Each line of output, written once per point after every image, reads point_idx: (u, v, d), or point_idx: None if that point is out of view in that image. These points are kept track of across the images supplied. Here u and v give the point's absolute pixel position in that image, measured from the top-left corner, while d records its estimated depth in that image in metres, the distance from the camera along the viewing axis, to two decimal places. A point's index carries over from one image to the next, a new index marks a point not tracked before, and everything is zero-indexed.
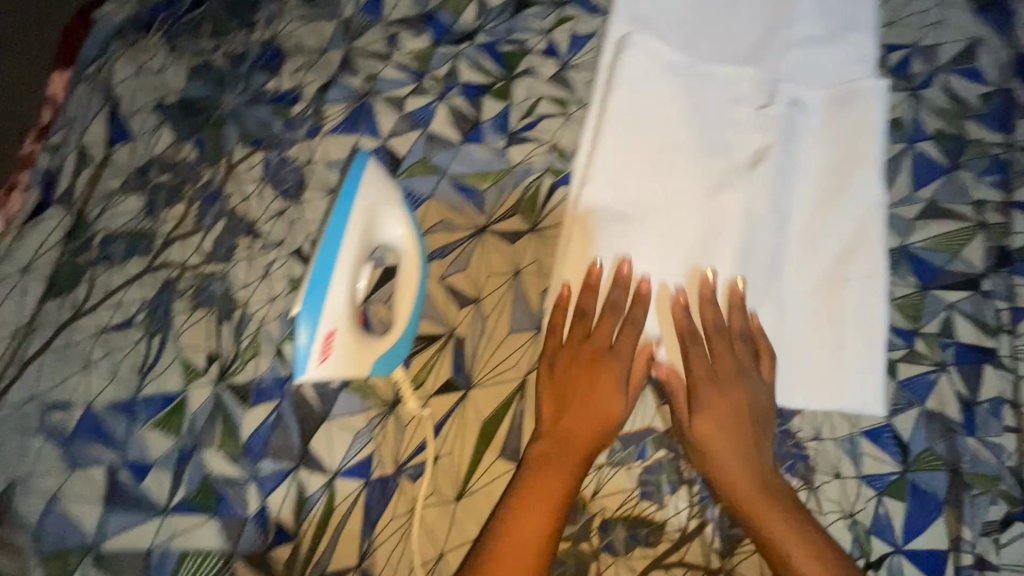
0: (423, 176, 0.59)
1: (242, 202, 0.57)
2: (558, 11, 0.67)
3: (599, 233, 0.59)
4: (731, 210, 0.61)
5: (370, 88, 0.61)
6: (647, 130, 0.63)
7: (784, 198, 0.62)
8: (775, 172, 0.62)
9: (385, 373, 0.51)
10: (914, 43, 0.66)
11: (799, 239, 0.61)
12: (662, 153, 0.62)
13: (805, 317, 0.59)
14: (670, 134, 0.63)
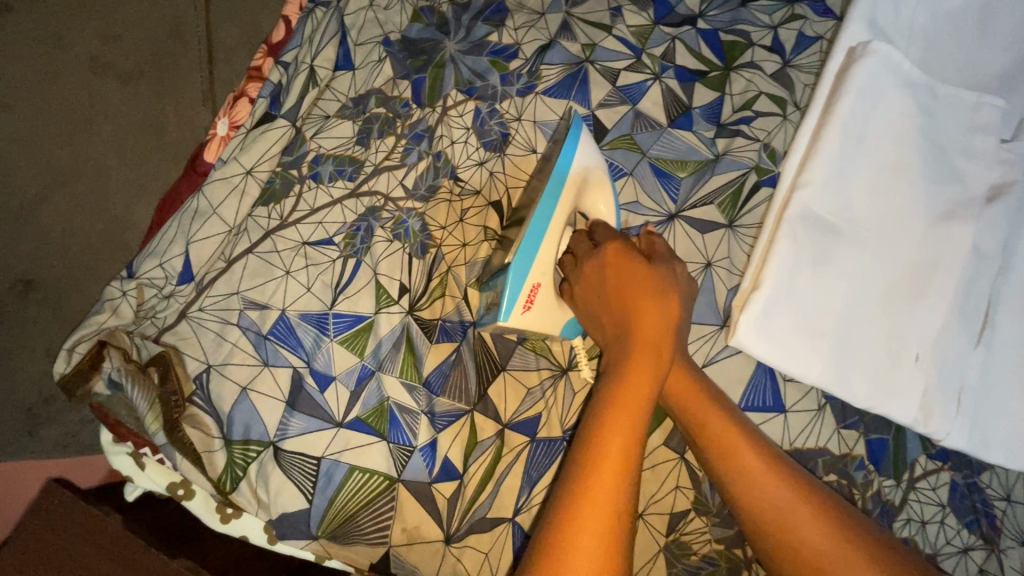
0: (627, 152, 0.58)
1: (449, 146, 0.58)
2: (789, 7, 0.61)
3: (792, 247, 0.52)
4: (956, 248, 0.52)
5: (587, 56, 0.60)
6: (870, 146, 0.55)
7: (1012, 244, 0.53)
8: (1009, 216, 0.53)
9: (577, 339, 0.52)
10: None
11: (1022, 293, 0.52)
12: (888, 173, 0.54)
13: (1016, 382, 0.51)
14: (899, 152, 0.54)
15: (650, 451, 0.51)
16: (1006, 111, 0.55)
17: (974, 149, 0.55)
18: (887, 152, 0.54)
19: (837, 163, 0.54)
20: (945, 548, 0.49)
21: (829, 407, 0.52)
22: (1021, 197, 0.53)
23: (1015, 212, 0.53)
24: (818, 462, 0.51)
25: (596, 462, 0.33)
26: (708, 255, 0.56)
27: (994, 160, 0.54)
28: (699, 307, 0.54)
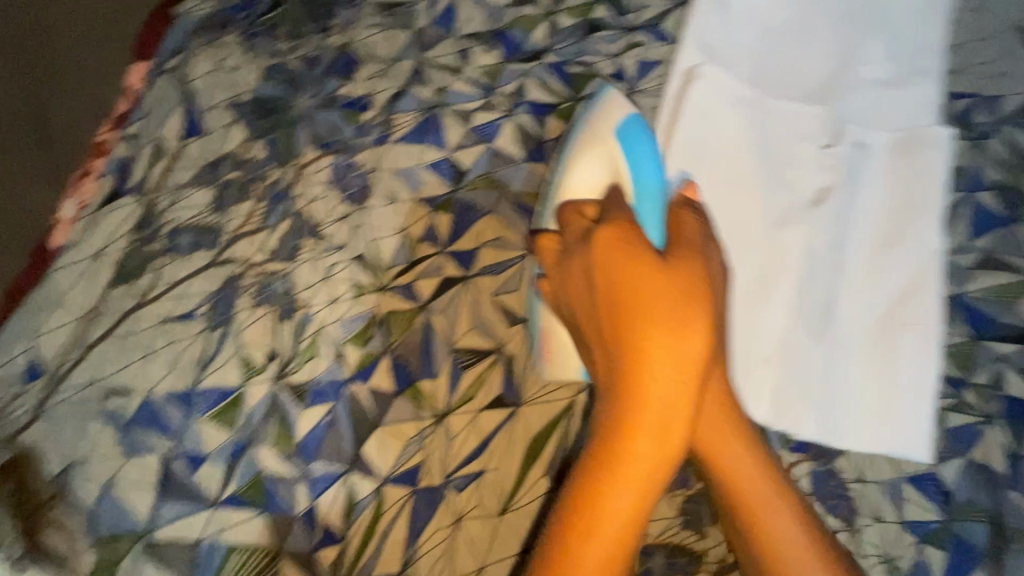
0: (486, 191, 0.60)
1: (309, 204, 0.58)
2: (628, 36, 0.65)
3: None
4: (789, 252, 0.57)
5: (439, 101, 0.61)
6: (708, 162, 0.59)
7: (842, 239, 0.57)
8: (836, 216, 0.58)
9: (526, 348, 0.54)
10: (975, 93, 0.62)
11: (856, 283, 0.56)
12: (725, 187, 0.58)
13: (856, 366, 0.55)
14: (733, 165, 0.59)
15: (530, 485, 0.52)
16: (824, 118, 0.60)
17: (800, 155, 0.59)
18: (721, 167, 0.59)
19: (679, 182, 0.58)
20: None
21: None
22: (844, 196, 0.58)
23: (843, 211, 0.58)
24: None
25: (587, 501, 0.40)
26: None
27: (818, 164, 0.59)
28: None
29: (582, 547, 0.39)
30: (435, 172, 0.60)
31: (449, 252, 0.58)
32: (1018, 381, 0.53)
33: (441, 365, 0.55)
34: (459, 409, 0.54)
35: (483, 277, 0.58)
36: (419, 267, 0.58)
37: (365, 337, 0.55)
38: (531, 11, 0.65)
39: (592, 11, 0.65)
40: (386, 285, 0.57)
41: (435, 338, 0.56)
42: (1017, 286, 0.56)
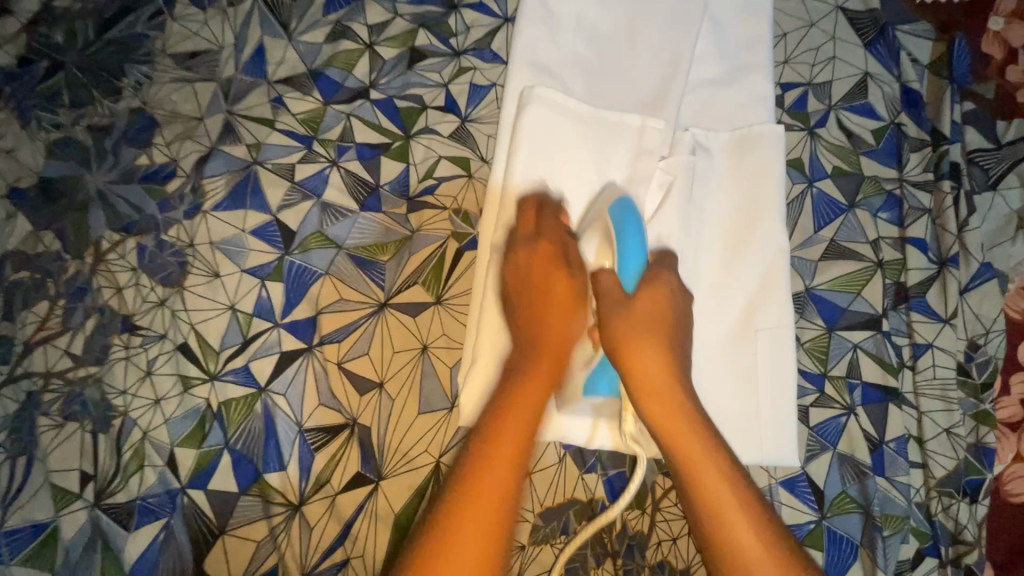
0: (321, 250, 0.55)
1: (115, 295, 0.52)
2: (456, 60, 0.61)
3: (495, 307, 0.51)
4: None
5: (254, 157, 0.56)
6: (551, 190, 0.55)
7: (690, 249, 0.56)
8: (681, 225, 0.56)
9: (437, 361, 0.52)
10: (808, 82, 0.63)
11: (709, 293, 0.56)
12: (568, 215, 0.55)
13: (719, 379, 0.54)
14: (574, 191, 0.56)
15: None
16: (664, 128, 0.58)
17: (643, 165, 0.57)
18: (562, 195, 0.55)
19: (519, 219, 0.53)
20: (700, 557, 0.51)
21: (569, 455, 0.53)
22: (688, 207, 0.57)
23: (687, 219, 0.57)
24: (570, 512, 0.52)
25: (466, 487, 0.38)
26: (424, 337, 0.54)
27: (659, 175, 0.57)
28: (425, 396, 0.53)
29: (453, 515, 0.37)
30: (261, 236, 0.55)
31: (285, 325, 0.53)
32: (871, 366, 0.54)
33: (288, 452, 0.51)
34: (313, 497, 0.50)
35: (326, 346, 0.53)
36: (253, 347, 0.53)
37: (199, 436, 0.50)
38: (350, 46, 0.61)
39: (415, 38, 0.61)
40: (215, 374, 0.52)
41: (280, 422, 0.51)
42: (863, 273, 0.56)
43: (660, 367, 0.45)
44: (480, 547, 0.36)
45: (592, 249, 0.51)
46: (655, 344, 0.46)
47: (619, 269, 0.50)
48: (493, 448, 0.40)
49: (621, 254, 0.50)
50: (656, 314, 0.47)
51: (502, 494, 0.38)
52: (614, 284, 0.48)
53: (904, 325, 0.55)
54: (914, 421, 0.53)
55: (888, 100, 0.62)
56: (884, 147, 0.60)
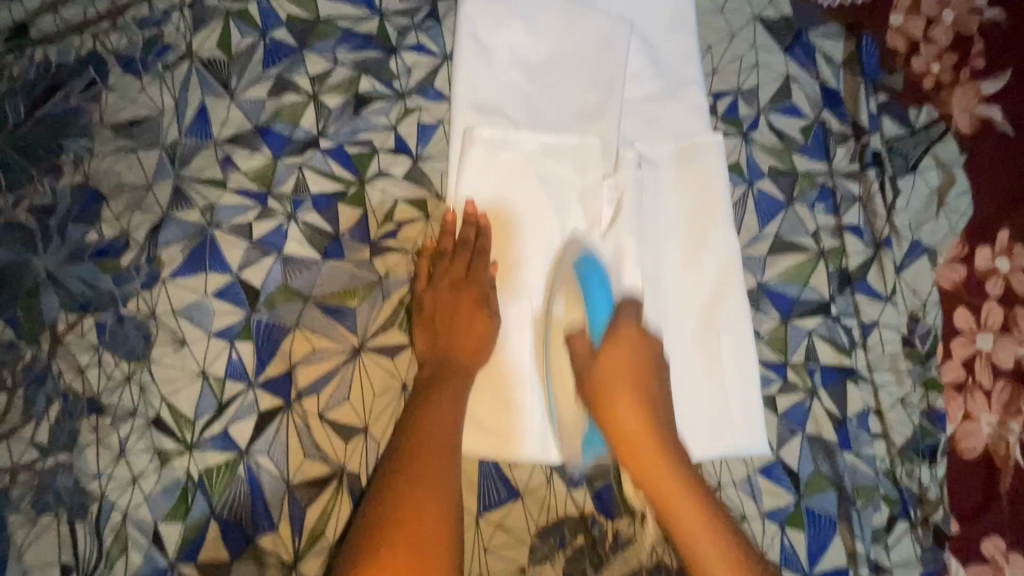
0: (287, 305, 0.55)
1: (78, 377, 0.50)
2: (400, 101, 0.62)
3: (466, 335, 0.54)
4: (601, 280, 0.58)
5: (209, 220, 0.56)
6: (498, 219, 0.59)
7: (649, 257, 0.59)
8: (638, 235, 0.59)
9: (436, 330, 0.55)
10: (737, 89, 0.67)
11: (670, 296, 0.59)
12: (524, 246, 0.58)
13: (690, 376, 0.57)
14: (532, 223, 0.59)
15: None
16: (601, 146, 0.61)
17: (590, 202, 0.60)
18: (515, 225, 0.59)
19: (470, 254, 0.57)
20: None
21: (556, 475, 0.54)
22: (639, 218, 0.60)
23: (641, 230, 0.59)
24: (564, 529, 0.53)
25: (412, 477, 0.45)
26: (402, 375, 0.55)
27: (607, 194, 0.60)
28: None
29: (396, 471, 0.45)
30: (224, 298, 0.55)
31: (260, 384, 0.53)
32: (826, 349, 0.58)
33: (278, 510, 0.50)
34: (308, 552, 0.50)
35: (304, 401, 0.53)
36: (230, 410, 0.52)
37: (184, 508, 0.49)
38: (294, 98, 0.61)
39: (358, 84, 0.62)
40: (194, 443, 0.51)
41: (265, 482, 0.51)
42: (808, 263, 0.60)
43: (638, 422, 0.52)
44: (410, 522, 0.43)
45: (562, 303, 0.57)
46: (660, 449, 0.52)
47: (589, 320, 0.57)
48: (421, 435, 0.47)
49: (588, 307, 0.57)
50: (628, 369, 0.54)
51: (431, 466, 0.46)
52: (585, 344, 0.56)
53: (852, 307, 0.59)
54: (871, 394, 0.57)
55: (811, 99, 0.66)
56: (813, 143, 0.65)
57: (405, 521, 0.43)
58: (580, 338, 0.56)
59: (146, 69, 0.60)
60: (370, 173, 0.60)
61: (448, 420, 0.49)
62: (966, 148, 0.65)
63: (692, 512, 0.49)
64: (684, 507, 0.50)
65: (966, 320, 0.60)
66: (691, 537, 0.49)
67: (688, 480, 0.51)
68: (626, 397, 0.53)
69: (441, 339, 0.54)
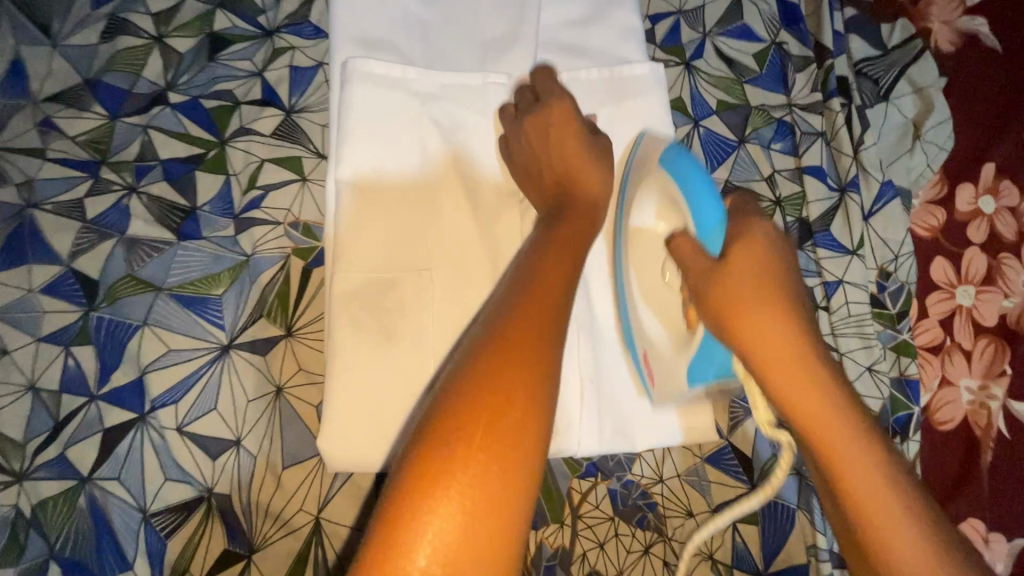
0: (133, 298, 0.45)
1: None
2: (268, 41, 0.51)
3: (369, 299, 0.46)
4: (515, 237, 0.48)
5: (27, 199, 0.45)
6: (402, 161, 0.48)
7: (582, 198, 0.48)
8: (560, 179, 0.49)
9: (361, 284, 0.46)
10: (678, 10, 0.56)
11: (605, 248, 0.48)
12: (439, 206, 0.48)
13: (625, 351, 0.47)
14: (441, 179, 0.48)
15: None
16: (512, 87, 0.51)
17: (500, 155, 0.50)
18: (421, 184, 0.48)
19: (380, 212, 0.47)
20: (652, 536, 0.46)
21: None
22: (602, 143, 0.46)
23: None
24: None
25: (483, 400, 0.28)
26: (280, 378, 0.46)
27: None
28: (290, 444, 0.45)
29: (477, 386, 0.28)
30: (56, 294, 0.45)
31: (104, 396, 0.44)
32: None
33: (132, 545, 0.42)
34: None
35: (160, 413, 0.44)
36: (67, 430, 0.43)
37: (15, 550, 0.40)
38: (132, 43, 0.50)
39: (212, 22, 0.51)
40: (24, 472, 0.42)
41: (114, 509, 0.42)
42: (763, 213, 0.51)
43: (776, 315, 0.37)
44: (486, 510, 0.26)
45: (651, 212, 0.45)
46: (773, 318, 0.38)
47: (692, 215, 0.42)
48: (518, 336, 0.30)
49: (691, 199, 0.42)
50: (761, 269, 0.39)
51: (529, 378, 0.29)
52: (694, 247, 0.41)
53: (814, 263, 0.50)
54: (836, 364, 0.48)
55: (766, 18, 0.55)
56: (768, 71, 0.54)
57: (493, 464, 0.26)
58: (685, 244, 0.42)
59: None
60: (231, 131, 0.49)
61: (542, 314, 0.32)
62: (946, 69, 0.55)
63: (859, 449, 0.34)
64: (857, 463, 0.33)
65: (944, 274, 0.52)
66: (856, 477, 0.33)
67: (872, 445, 0.34)
68: (761, 310, 0.38)
69: (371, 291, 0.46)
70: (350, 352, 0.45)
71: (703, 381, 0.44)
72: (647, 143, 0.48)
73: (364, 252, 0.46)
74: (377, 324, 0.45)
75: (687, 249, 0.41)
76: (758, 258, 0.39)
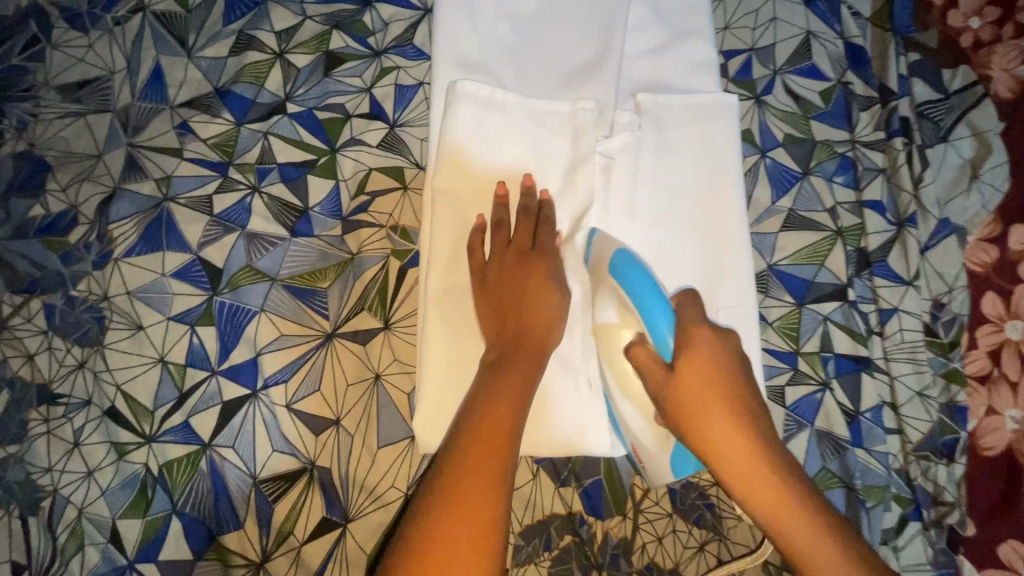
0: (251, 286, 0.51)
1: (26, 364, 0.47)
2: (375, 61, 0.57)
3: (452, 298, 0.50)
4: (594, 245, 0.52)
5: (165, 193, 0.51)
6: (489, 170, 0.53)
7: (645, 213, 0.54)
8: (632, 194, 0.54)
9: (445, 280, 0.50)
10: (750, 47, 0.60)
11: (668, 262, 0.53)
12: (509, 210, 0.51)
13: None
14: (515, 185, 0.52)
15: None
16: (598, 109, 0.54)
17: (581, 171, 0.53)
18: (481, 195, 0.52)
19: (455, 215, 0.51)
20: (710, 536, 0.50)
21: (542, 470, 0.50)
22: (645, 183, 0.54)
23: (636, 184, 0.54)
24: (551, 528, 0.49)
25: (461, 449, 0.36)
26: (376, 366, 0.51)
27: (600, 163, 0.53)
28: (382, 427, 0.50)
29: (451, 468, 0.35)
30: (185, 278, 0.50)
31: (224, 372, 0.49)
32: (841, 337, 0.53)
33: (244, 509, 0.47)
34: (277, 551, 0.47)
35: (271, 390, 0.49)
36: (191, 399, 0.48)
37: (144, 503, 0.46)
38: (258, 56, 0.55)
39: (329, 41, 0.56)
40: (152, 435, 0.47)
41: (229, 473, 0.47)
42: (825, 242, 0.55)
43: (712, 350, 0.43)
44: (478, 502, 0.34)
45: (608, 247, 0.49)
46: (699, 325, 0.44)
47: (650, 334, 0.44)
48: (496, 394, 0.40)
49: (644, 315, 0.45)
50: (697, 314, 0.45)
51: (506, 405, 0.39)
52: (652, 359, 0.43)
53: (869, 291, 0.54)
54: (887, 386, 0.53)
55: (833, 58, 0.59)
56: (833, 109, 0.58)
57: (480, 471, 0.35)
58: (641, 352, 0.44)
59: (96, 25, 0.54)
60: (343, 142, 0.54)
61: (516, 364, 0.42)
62: (1004, 114, 0.59)
63: (748, 442, 0.40)
64: (752, 461, 0.39)
65: (994, 308, 0.57)
66: (780, 509, 0.38)
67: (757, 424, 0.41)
68: (694, 327, 0.44)
69: (443, 283, 0.50)
70: (435, 347, 0.49)
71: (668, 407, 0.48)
72: (714, 168, 0.55)
73: (450, 255, 0.50)
74: (444, 314, 0.49)
75: (643, 356, 0.44)
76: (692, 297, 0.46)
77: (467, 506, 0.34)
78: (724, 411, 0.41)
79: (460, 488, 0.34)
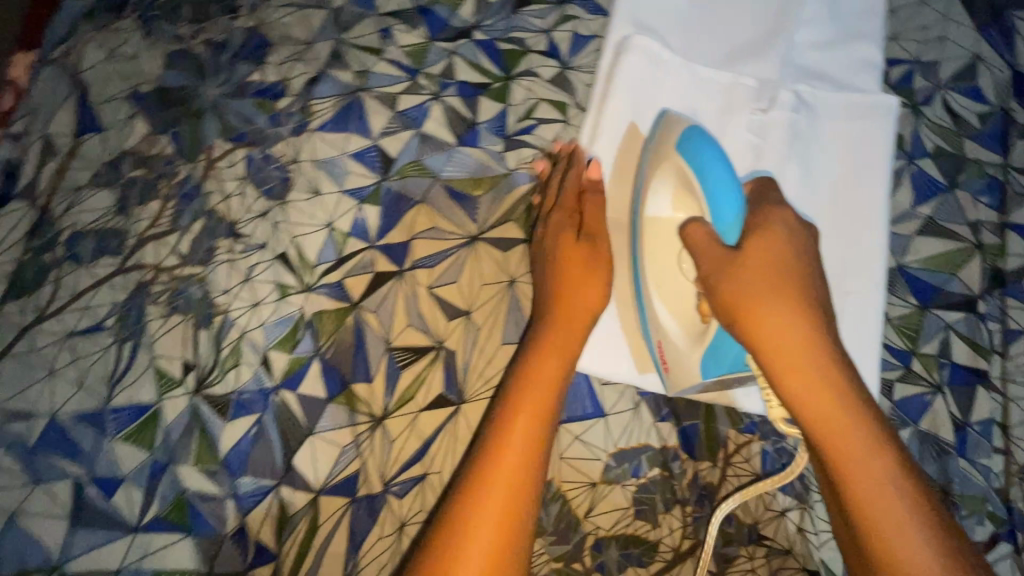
0: (417, 179, 0.56)
1: (223, 201, 0.53)
2: (560, 8, 0.62)
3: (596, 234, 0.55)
4: None
5: (362, 83, 0.57)
6: (647, 126, 0.57)
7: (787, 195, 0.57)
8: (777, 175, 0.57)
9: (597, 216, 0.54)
10: (914, 60, 0.62)
11: None
12: None
13: None
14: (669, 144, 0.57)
15: None
16: (756, 88, 0.58)
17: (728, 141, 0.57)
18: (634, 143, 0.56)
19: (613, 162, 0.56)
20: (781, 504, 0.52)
21: (643, 402, 0.53)
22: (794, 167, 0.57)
23: (785, 166, 0.57)
24: (642, 457, 0.52)
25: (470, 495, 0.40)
26: (512, 271, 0.55)
27: (748, 139, 0.58)
28: (508, 328, 0.54)
29: (467, 520, 0.39)
30: (362, 160, 0.56)
31: (380, 246, 0.55)
32: (961, 347, 0.53)
33: (375, 365, 0.52)
34: (397, 411, 0.51)
35: (418, 270, 0.54)
36: (348, 264, 0.54)
37: (292, 342, 0.52)
38: None
39: None
40: (310, 286, 0.53)
41: (369, 335, 0.52)
42: (960, 253, 0.55)
43: (780, 297, 0.43)
44: (490, 555, 0.38)
45: (666, 200, 0.51)
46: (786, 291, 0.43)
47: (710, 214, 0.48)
48: (513, 421, 0.43)
49: (708, 198, 0.48)
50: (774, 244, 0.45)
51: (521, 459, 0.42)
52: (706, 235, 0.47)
53: (998, 309, 0.54)
54: (1000, 406, 0.52)
55: (998, 84, 0.60)
56: (990, 131, 0.59)
57: (485, 517, 0.39)
58: (698, 231, 0.47)
59: None
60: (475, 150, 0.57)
61: (540, 410, 0.44)
62: None
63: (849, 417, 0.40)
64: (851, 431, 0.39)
65: None
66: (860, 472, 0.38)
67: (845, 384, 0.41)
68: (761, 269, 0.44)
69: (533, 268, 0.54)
70: None
71: (711, 377, 0.50)
72: (861, 164, 0.57)
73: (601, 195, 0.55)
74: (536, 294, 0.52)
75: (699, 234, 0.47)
76: (774, 249, 0.45)
77: (483, 564, 0.38)
78: (826, 379, 0.41)
79: (468, 531, 0.39)
